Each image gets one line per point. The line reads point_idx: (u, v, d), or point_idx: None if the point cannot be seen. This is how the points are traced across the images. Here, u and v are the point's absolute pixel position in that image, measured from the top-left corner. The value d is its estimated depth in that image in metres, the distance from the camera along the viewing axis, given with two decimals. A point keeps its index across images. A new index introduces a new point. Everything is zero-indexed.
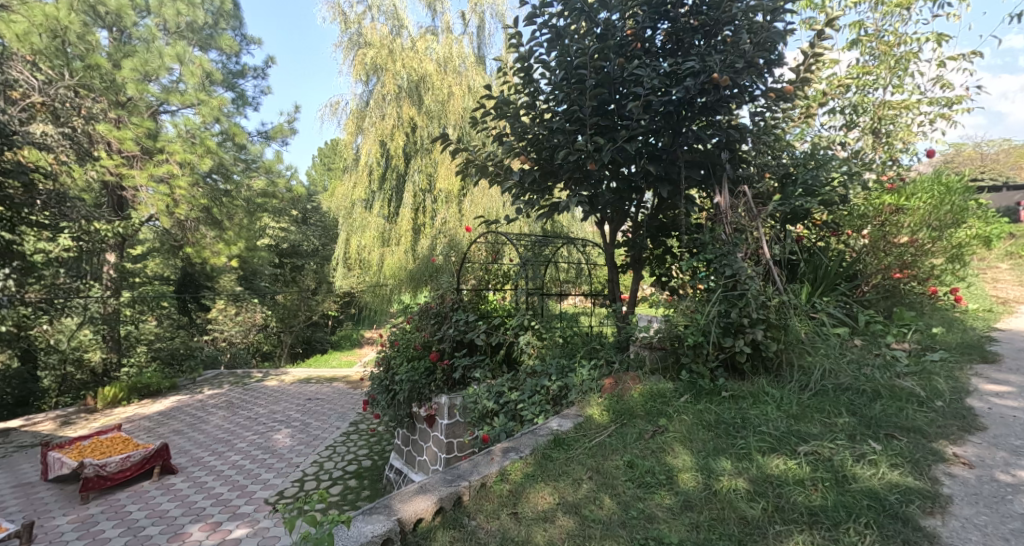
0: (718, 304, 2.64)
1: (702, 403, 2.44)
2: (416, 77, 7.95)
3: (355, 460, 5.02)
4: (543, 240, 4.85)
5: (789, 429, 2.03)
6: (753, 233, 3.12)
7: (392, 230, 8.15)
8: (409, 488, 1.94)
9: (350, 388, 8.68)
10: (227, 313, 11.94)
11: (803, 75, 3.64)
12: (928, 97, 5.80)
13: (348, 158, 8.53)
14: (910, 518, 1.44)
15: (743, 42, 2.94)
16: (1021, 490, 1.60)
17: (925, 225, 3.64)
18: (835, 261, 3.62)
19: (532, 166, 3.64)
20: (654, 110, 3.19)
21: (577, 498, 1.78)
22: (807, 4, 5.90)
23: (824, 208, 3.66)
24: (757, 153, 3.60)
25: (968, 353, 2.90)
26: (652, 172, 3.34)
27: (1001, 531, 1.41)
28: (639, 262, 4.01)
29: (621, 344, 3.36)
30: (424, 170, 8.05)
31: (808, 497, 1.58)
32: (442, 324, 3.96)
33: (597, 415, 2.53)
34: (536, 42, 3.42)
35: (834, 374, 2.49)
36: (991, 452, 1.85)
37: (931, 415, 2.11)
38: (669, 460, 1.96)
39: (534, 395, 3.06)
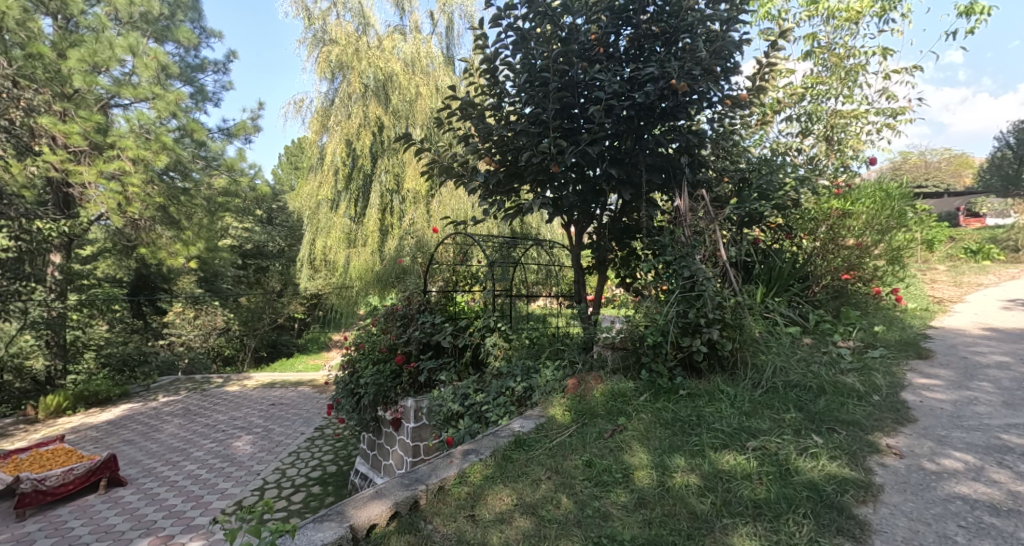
0: (677, 304, 2.72)
1: (660, 402, 2.51)
2: (383, 76, 7.82)
3: (320, 466, 4.91)
4: (511, 242, 4.87)
5: (741, 425, 2.11)
6: (710, 236, 3.24)
7: (359, 231, 8.01)
8: (364, 493, 1.90)
9: (316, 392, 8.46)
10: (185, 316, 11.32)
11: (759, 83, 3.79)
12: (875, 107, 6.15)
13: (314, 156, 8.34)
14: (845, 507, 1.52)
15: (700, 49, 3.03)
16: (944, 477, 1.70)
17: (870, 228, 3.92)
18: (788, 262, 3.76)
19: (497, 168, 3.66)
20: (616, 114, 3.25)
21: (535, 499, 1.80)
22: (764, 15, 6.16)
23: (778, 211, 3.79)
24: (716, 157, 3.72)
25: (905, 350, 3.07)
26: (614, 175, 3.40)
27: (925, 516, 1.49)
28: (604, 264, 4.09)
29: (584, 345, 3.41)
30: (391, 171, 7.96)
31: (753, 491, 1.64)
32: (408, 325, 3.93)
33: (558, 415, 2.57)
34: (501, 44, 3.44)
35: (784, 372, 2.60)
36: (920, 442, 1.96)
37: (869, 410, 2.24)
38: (626, 458, 2.00)
39: (499, 396, 3.07)
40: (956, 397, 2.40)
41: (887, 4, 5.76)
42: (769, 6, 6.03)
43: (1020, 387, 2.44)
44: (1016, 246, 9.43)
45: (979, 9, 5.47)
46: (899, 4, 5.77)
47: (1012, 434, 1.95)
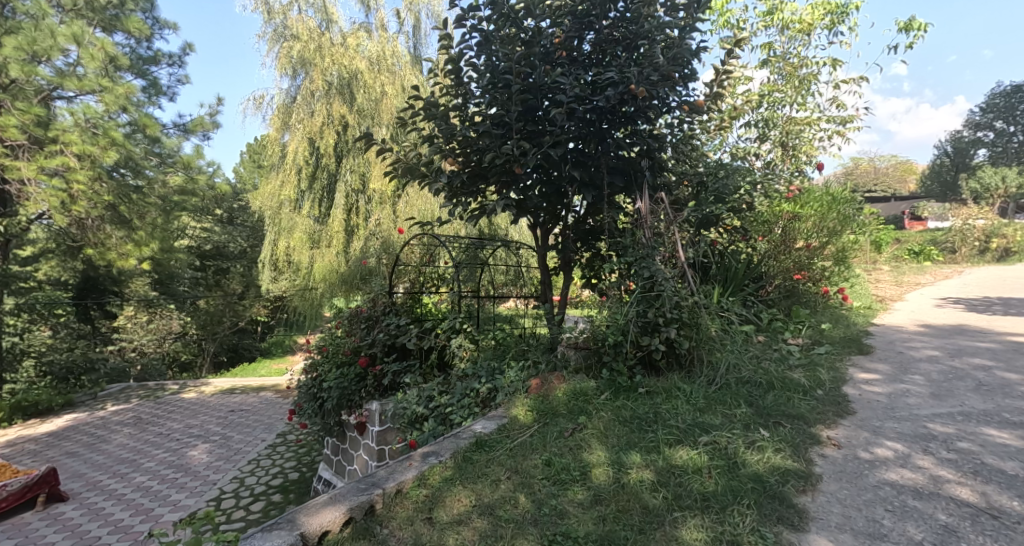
0: (637, 304, 2.78)
1: (620, 400, 2.56)
2: (347, 74, 7.68)
3: (281, 473, 4.77)
4: (478, 243, 4.86)
5: (695, 421, 2.18)
6: (669, 238, 3.35)
7: (323, 232, 7.83)
8: (318, 500, 1.86)
9: (279, 397, 8.22)
10: (137, 320, 10.85)
11: (716, 90, 3.93)
12: (826, 115, 6.47)
13: (275, 154, 8.11)
14: (785, 497, 1.60)
15: (657, 56, 3.12)
16: (877, 464, 1.81)
17: (817, 231, 4.21)
18: (743, 263, 3.91)
19: (461, 168, 3.65)
20: (578, 117, 3.30)
21: (493, 499, 1.80)
22: (724, 24, 6.38)
23: (733, 214, 3.93)
24: (676, 161, 3.83)
25: (848, 346, 3.26)
26: (577, 178, 3.45)
27: (858, 502, 1.59)
28: (569, 265, 4.15)
29: (548, 346, 3.45)
30: (356, 170, 7.81)
31: (703, 484, 1.69)
32: (373, 328, 3.86)
33: (521, 415, 2.59)
34: (466, 45, 3.44)
35: (737, 369, 2.71)
36: (857, 433, 2.08)
37: (813, 404, 2.36)
38: (584, 456, 2.04)
39: (463, 398, 3.07)
40: (891, 390, 2.55)
41: (836, 18, 6.07)
42: (728, 15, 6.27)
43: (947, 379, 2.62)
44: (953, 247, 10.15)
45: (917, 26, 5.84)
46: (847, 18, 6.09)
47: (937, 423, 2.09)
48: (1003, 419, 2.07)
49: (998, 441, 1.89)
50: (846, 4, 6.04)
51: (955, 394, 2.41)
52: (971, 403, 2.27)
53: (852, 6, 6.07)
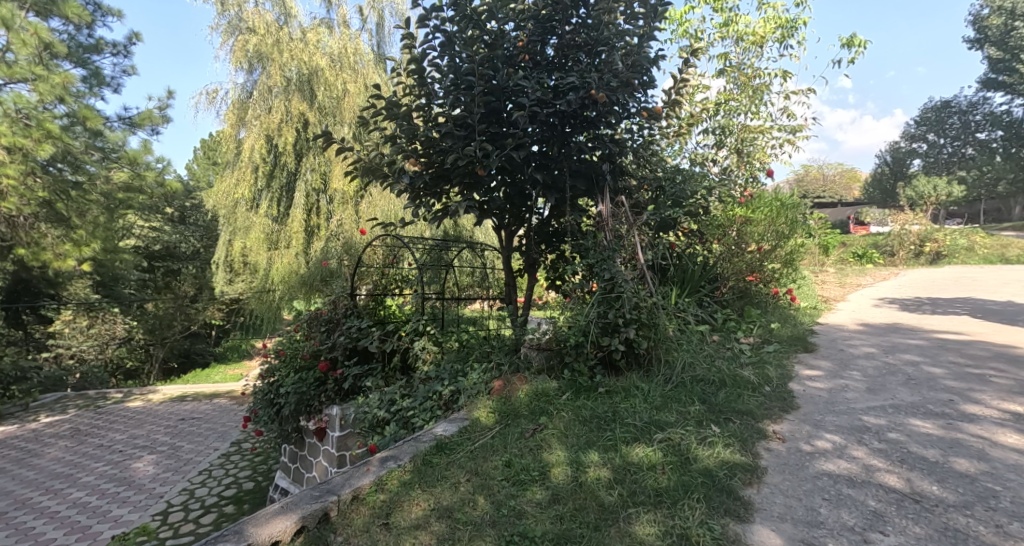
0: (598, 305, 2.84)
1: (580, 400, 2.60)
2: (307, 70, 7.48)
3: (235, 483, 4.58)
4: (442, 245, 4.83)
5: (651, 419, 2.24)
6: (629, 241, 3.43)
7: (282, 232, 7.57)
8: (269, 509, 1.80)
9: (233, 404, 7.89)
10: (76, 325, 10.25)
11: (675, 97, 4.05)
12: (778, 124, 6.79)
13: (230, 151, 7.80)
14: (733, 490, 1.67)
15: (616, 63, 3.19)
16: (817, 456, 1.92)
17: (767, 235, 4.43)
18: (699, 266, 4.06)
19: (423, 169, 3.62)
20: (540, 120, 3.33)
21: (452, 502, 1.80)
22: (682, 34, 6.60)
23: (690, 218, 4.07)
24: (637, 166, 3.91)
25: (795, 344, 3.44)
26: (539, 180, 3.48)
27: (799, 492, 1.67)
28: (533, 267, 4.18)
29: (510, 347, 3.47)
30: (317, 169, 7.59)
31: (656, 480, 1.74)
32: (333, 330, 3.76)
33: (482, 417, 2.58)
34: (428, 44, 3.42)
35: (692, 368, 2.81)
36: (800, 427, 2.20)
37: (761, 400, 2.48)
38: (544, 456, 2.06)
39: (425, 401, 3.04)
40: (832, 385, 2.71)
41: (786, 32, 6.39)
42: (686, 25, 6.49)
43: (881, 374, 2.80)
44: (892, 251, 10.82)
45: (858, 42, 6.22)
46: (796, 32, 6.42)
47: (871, 415, 2.24)
48: (928, 410, 2.23)
49: (923, 431, 2.04)
50: (795, 19, 6.37)
51: (888, 388, 2.58)
52: (901, 396, 2.44)
53: (800, 22, 6.40)
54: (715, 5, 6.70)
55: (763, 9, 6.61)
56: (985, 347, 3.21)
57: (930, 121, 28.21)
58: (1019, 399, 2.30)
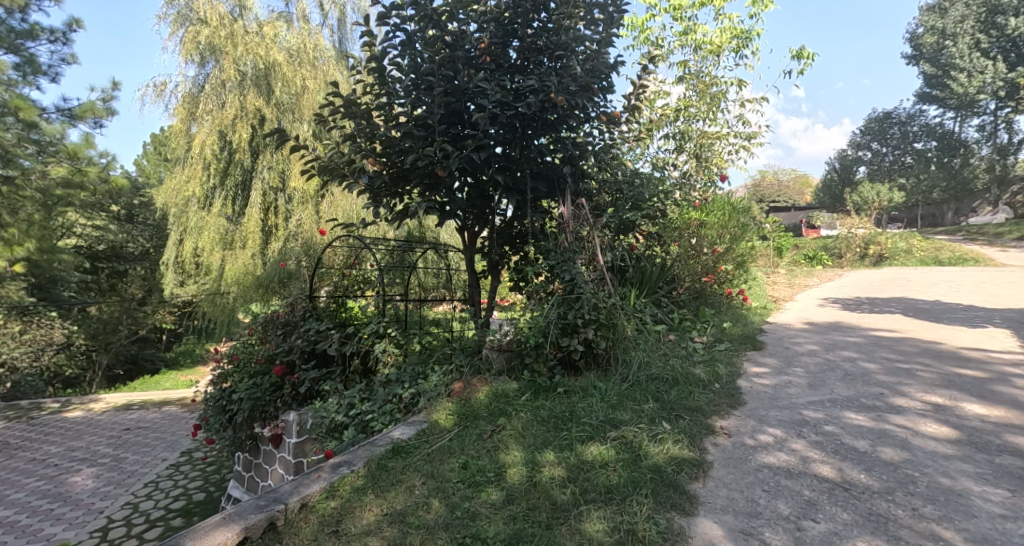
0: (558, 306, 2.88)
1: (539, 400, 2.62)
2: (263, 65, 7.23)
3: (184, 494, 4.37)
4: (406, 245, 4.76)
5: (607, 418, 2.28)
6: (589, 243, 3.49)
7: (237, 232, 7.28)
8: (210, 521, 1.73)
9: (184, 411, 7.53)
10: (8, 330, 9.42)
11: (634, 102, 4.14)
12: (734, 130, 7.07)
13: (180, 147, 7.47)
14: (679, 485, 1.72)
15: (575, 67, 3.24)
16: (759, 449, 2.01)
17: (720, 238, 4.62)
18: (657, 267, 4.17)
19: (382, 169, 3.56)
20: (501, 122, 3.33)
21: (405, 506, 1.78)
22: (644, 40, 6.76)
23: (649, 220, 4.16)
24: (598, 169, 3.97)
25: (745, 342, 3.60)
26: (500, 182, 3.48)
27: (741, 484, 1.74)
28: (496, 268, 4.19)
29: (472, 348, 3.46)
30: (275, 167, 7.32)
31: (608, 477, 1.78)
32: (290, 333, 3.65)
33: (441, 420, 2.56)
34: (389, 43, 3.37)
35: (648, 366, 2.88)
36: (745, 422, 2.29)
37: (710, 396, 2.57)
38: (500, 457, 2.07)
39: (385, 404, 2.99)
40: (777, 381, 2.84)
41: (741, 42, 6.68)
42: (647, 32, 6.66)
43: (821, 370, 2.96)
44: (839, 253, 11.42)
45: (807, 54, 6.56)
46: (750, 42, 6.71)
47: (810, 409, 2.36)
48: (861, 403, 2.38)
49: (855, 423, 2.17)
50: (748, 30, 6.66)
51: (827, 383, 2.73)
52: (838, 391, 2.58)
53: (753, 33, 6.70)
54: (675, 14, 6.91)
55: (719, 20, 6.87)
56: (914, 343, 3.44)
57: (874, 131, 29.95)
58: (941, 391, 2.47)
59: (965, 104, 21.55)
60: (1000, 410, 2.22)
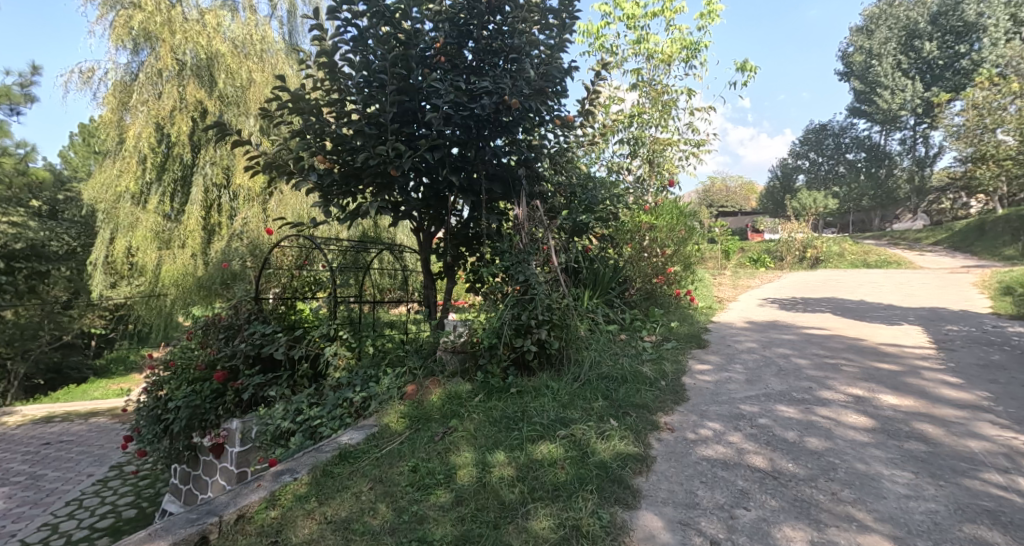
0: (512, 307, 2.89)
1: (492, 401, 2.63)
2: (205, 55, 6.86)
3: (113, 511, 4.06)
4: (359, 246, 4.64)
5: (558, 416, 2.32)
6: (544, 244, 3.53)
7: (176, 230, 6.86)
8: (135, 537, 1.62)
9: (115, 422, 7.01)
10: None
11: (588, 107, 4.22)
12: (684, 137, 7.37)
13: (111, 139, 7.00)
14: (623, 479, 1.78)
15: (529, 70, 3.26)
16: (699, 442, 2.10)
17: (669, 240, 4.79)
18: (610, 269, 4.26)
19: (332, 167, 3.44)
20: (455, 123, 3.31)
21: (350, 513, 1.73)
22: (599, 47, 6.92)
23: (601, 223, 4.26)
24: (553, 172, 4.01)
25: (691, 341, 3.76)
26: (455, 182, 3.45)
27: (681, 477, 1.82)
28: (451, 270, 4.15)
29: (426, 350, 3.42)
30: (218, 163, 6.92)
31: (555, 475, 1.80)
32: (233, 337, 3.46)
33: (392, 423, 2.52)
34: (340, 38, 3.26)
35: (599, 366, 2.94)
36: (687, 417, 2.39)
37: (656, 393, 2.67)
38: (451, 459, 2.05)
39: (335, 409, 2.91)
40: (718, 377, 2.98)
41: (690, 53, 6.96)
42: (602, 39, 6.82)
43: (758, 367, 3.14)
44: (781, 256, 12.15)
45: (750, 67, 6.92)
46: (699, 53, 7.01)
47: (747, 404, 2.49)
48: (792, 397, 2.53)
49: (786, 415, 2.31)
50: (697, 42, 6.96)
51: (762, 378, 2.89)
52: (772, 385, 2.74)
53: (701, 44, 7.00)
54: (629, 23, 7.11)
55: (670, 30, 7.14)
56: (841, 340, 3.70)
57: (811, 142, 31.65)
58: (861, 384, 2.68)
59: (889, 119, 23.39)
60: (911, 400, 2.43)
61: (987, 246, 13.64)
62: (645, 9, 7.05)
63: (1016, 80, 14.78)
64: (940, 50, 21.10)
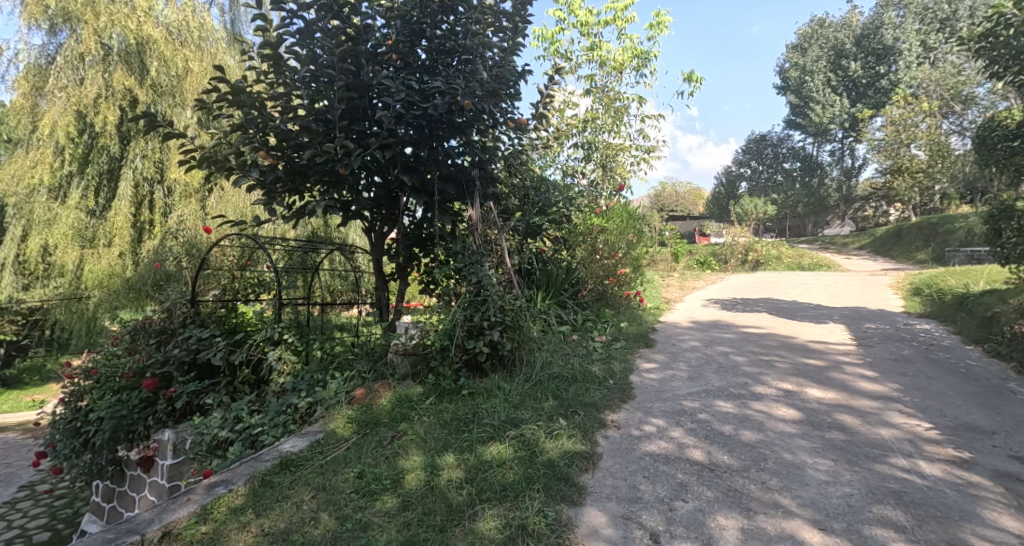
0: (465, 308, 2.88)
1: (443, 404, 2.60)
2: (135, 40, 6.40)
3: (22, 535, 3.69)
4: (307, 245, 4.47)
5: (508, 417, 2.32)
6: (497, 245, 3.54)
7: (101, 228, 6.33)
8: None
9: (28, 438, 6.37)
10: None
11: (542, 110, 4.27)
12: (635, 143, 7.61)
13: (24, 126, 6.45)
14: (569, 477, 1.80)
15: (481, 72, 3.25)
16: (643, 438, 2.16)
17: (619, 243, 4.93)
18: (562, 271, 4.32)
19: (275, 163, 3.30)
20: (407, 122, 3.26)
21: (290, 523, 1.66)
22: (554, 52, 7.02)
23: (555, 225, 4.30)
24: (507, 174, 4.02)
25: (639, 341, 3.88)
26: (406, 182, 3.39)
27: (624, 473, 1.87)
28: (404, 271, 4.08)
29: (377, 353, 3.34)
30: (149, 156, 6.46)
31: (503, 475, 1.81)
32: (166, 342, 3.23)
33: (339, 429, 2.44)
34: (286, 28, 3.12)
35: (550, 366, 2.97)
36: (632, 414, 2.46)
37: (605, 392, 2.73)
38: (399, 463, 2.01)
39: (278, 416, 2.80)
40: (663, 375, 3.10)
41: (641, 62, 7.20)
42: (557, 45, 6.93)
43: (700, 364, 3.28)
44: (726, 259, 12.80)
45: (696, 78, 7.25)
46: (649, 62, 7.26)
47: (688, 400, 2.60)
48: (730, 392, 2.66)
49: (723, 410, 2.42)
50: (647, 51, 7.21)
51: (703, 375, 3.03)
52: (712, 382, 2.87)
53: (651, 54, 7.26)
54: (582, 30, 7.27)
55: (622, 39, 7.35)
56: (775, 338, 3.94)
57: (752, 151, 33.38)
58: (791, 379, 2.86)
59: (821, 132, 25.13)
60: (833, 392, 2.62)
61: (904, 250, 14.90)
62: (598, 17, 7.22)
63: (927, 100, 16.29)
64: (864, 69, 22.91)
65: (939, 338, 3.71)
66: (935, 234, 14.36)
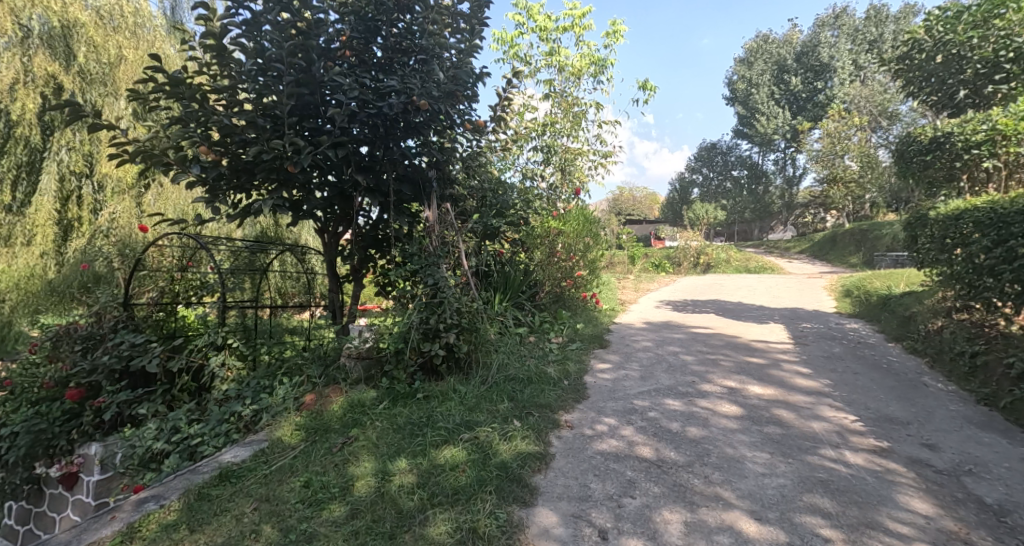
0: (420, 311, 2.83)
1: (397, 408, 2.55)
2: (59, 23, 5.97)
3: None
4: (254, 245, 4.27)
5: (463, 420, 2.30)
6: (454, 247, 3.52)
7: (18, 225, 5.73)
8: None
9: None
10: None
11: (500, 112, 4.28)
12: (593, 148, 7.75)
13: None
14: (521, 478, 1.81)
15: (438, 73, 3.22)
16: (595, 437, 2.20)
17: (575, 246, 5.00)
18: (519, 272, 4.33)
19: (219, 159, 3.13)
20: (361, 120, 3.18)
21: (228, 539, 1.57)
22: (513, 56, 7.06)
23: (513, 227, 4.31)
24: (465, 176, 3.99)
25: (593, 342, 3.95)
26: (360, 182, 3.31)
27: (576, 471, 1.90)
28: (358, 272, 3.98)
29: (329, 358, 3.23)
30: (76, 148, 5.98)
31: (455, 479, 1.79)
32: (93, 348, 2.98)
33: (286, 436, 2.34)
34: (231, 18, 2.97)
35: (506, 368, 2.97)
36: (585, 414, 2.50)
37: (559, 393, 2.76)
38: (348, 470, 1.95)
39: (220, 424, 2.66)
40: (616, 375, 3.17)
41: (598, 68, 7.36)
42: (516, 49, 6.98)
43: (651, 364, 3.37)
44: (678, 261, 13.26)
45: (650, 86, 7.47)
46: (606, 69, 7.43)
47: (638, 399, 2.66)
48: (678, 391, 2.76)
49: (671, 408, 2.51)
50: (604, 58, 7.38)
51: (654, 375, 3.11)
52: (661, 381, 2.96)
53: (608, 61, 7.43)
54: (541, 35, 7.34)
55: (579, 46, 7.49)
56: (722, 337, 4.11)
57: (704, 159, 34.80)
58: (735, 377, 2.99)
59: (765, 142, 26.55)
60: (772, 389, 2.76)
61: (838, 255, 15.97)
62: (556, 22, 7.32)
63: (858, 115, 17.56)
64: (803, 84, 24.40)
65: (866, 336, 4.00)
66: (864, 239, 15.48)
